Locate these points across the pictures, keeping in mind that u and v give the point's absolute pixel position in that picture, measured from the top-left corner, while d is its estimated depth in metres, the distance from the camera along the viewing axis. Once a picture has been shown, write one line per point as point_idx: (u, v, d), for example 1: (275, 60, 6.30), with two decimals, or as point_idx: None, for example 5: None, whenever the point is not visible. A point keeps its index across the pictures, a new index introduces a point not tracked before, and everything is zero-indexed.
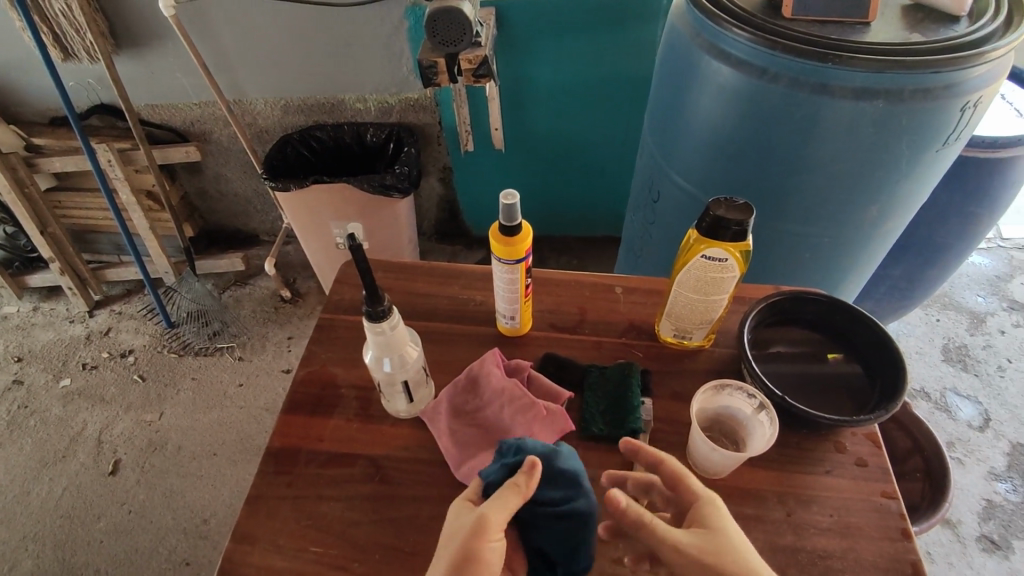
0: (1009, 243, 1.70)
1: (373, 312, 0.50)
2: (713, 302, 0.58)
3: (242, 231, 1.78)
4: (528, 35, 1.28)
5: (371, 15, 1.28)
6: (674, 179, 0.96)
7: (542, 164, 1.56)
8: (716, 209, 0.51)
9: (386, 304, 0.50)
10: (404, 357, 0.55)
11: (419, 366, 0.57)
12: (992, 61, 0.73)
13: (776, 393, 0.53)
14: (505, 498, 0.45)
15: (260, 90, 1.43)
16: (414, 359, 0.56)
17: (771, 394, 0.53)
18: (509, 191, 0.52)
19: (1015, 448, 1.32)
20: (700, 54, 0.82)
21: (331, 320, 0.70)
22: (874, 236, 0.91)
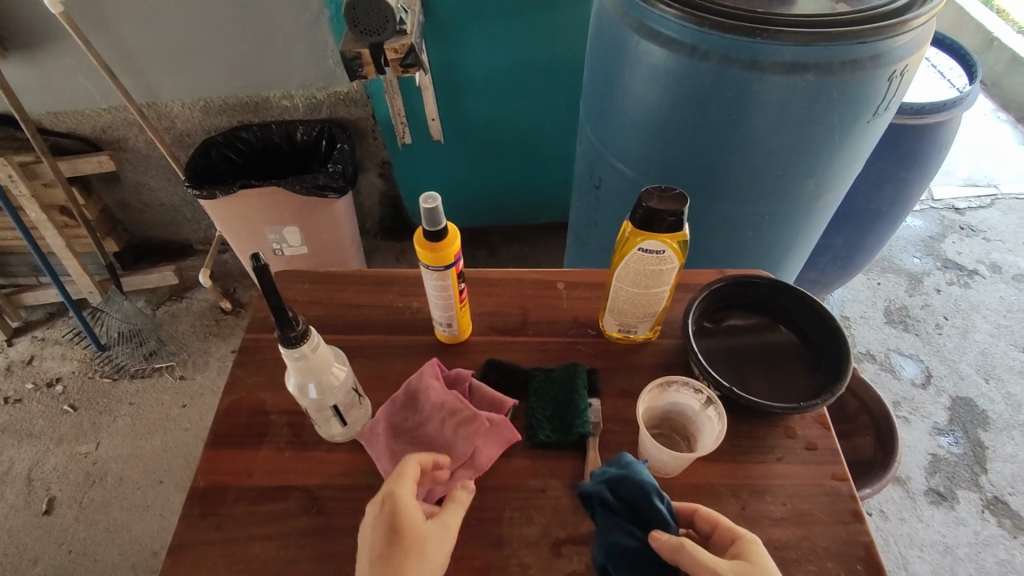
0: (940, 204, 1.76)
1: (287, 336, 0.46)
2: (654, 295, 0.56)
3: (172, 241, 1.68)
4: (456, 20, 1.23)
5: (288, 5, 1.20)
6: (614, 164, 0.94)
7: (483, 152, 1.52)
8: (648, 201, 0.48)
9: (301, 328, 0.46)
10: (330, 380, 0.51)
11: (350, 387, 0.53)
12: (916, 29, 0.72)
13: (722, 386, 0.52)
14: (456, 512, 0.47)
15: (175, 91, 1.33)
16: (342, 380, 0.52)
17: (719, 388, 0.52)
18: (430, 194, 0.49)
19: (955, 402, 1.37)
20: (629, 33, 0.79)
21: (256, 340, 0.65)
22: (814, 208, 0.91)
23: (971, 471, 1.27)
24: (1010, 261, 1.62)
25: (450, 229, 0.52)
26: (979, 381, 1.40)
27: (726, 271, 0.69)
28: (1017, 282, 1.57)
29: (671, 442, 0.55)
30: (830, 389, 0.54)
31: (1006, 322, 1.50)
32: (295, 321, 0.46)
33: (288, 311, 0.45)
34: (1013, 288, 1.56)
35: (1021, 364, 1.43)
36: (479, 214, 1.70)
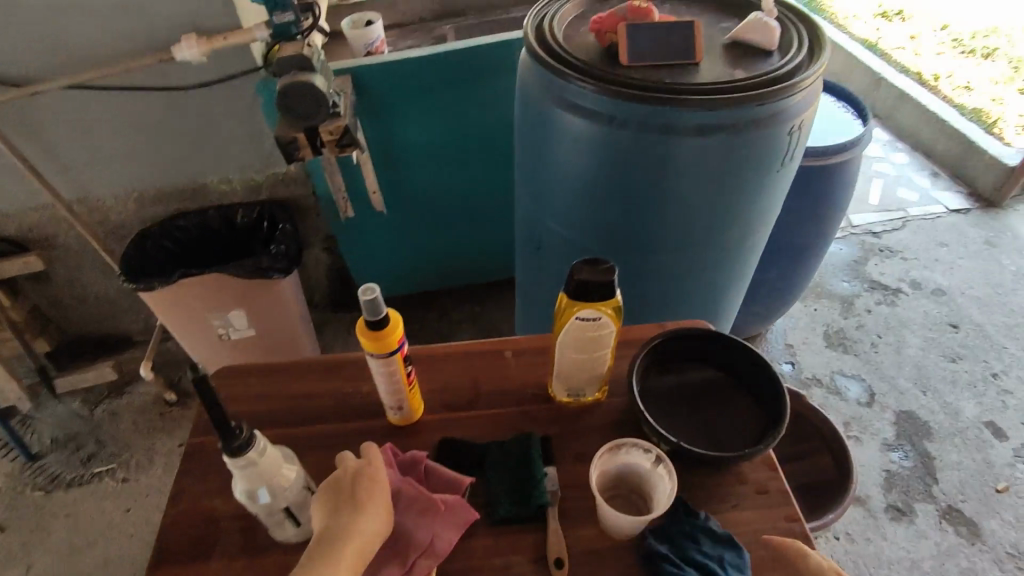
0: (860, 229, 1.88)
1: (231, 446, 0.46)
2: (597, 358, 0.58)
3: (110, 335, 1.60)
4: (389, 97, 1.28)
5: (222, 94, 1.22)
6: (552, 226, 0.97)
7: (427, 219, 1.55)
8: (579, 274, 0.51)
9: (245, 433, 0.46)
10: (281, 482, 0.49)
11: (302, 485, 0.52)
12: (806, 89, 0.80)
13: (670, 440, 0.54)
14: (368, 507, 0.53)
15: (106, 184, 1.31)
16: (293, 480, 0.50)
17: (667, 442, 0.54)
18: (368, 285, 0.50)
19: (900, 417, 1.44)
20: (552, 107, 0.84)
21: (200, 443, 0.62)
22: (741, 253, 0.97)
23: (924, 483, 1.32)
24: (928, 277, 1.74)
25: (391, 316, 0.53)
26: (918, 394, 1.48)
27: (665, 325, 0.72)
28: (936, 296, 1.69)
29: (631, 507, 0.56)
30: (771, 433, 0.57)
31: (933, 335, 1.60)
32: (239, 426, 0.46)
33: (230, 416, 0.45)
34: (934, 302, 1.67)
35: (951, 373, 1.52)
36: (428, 279, 1.71)
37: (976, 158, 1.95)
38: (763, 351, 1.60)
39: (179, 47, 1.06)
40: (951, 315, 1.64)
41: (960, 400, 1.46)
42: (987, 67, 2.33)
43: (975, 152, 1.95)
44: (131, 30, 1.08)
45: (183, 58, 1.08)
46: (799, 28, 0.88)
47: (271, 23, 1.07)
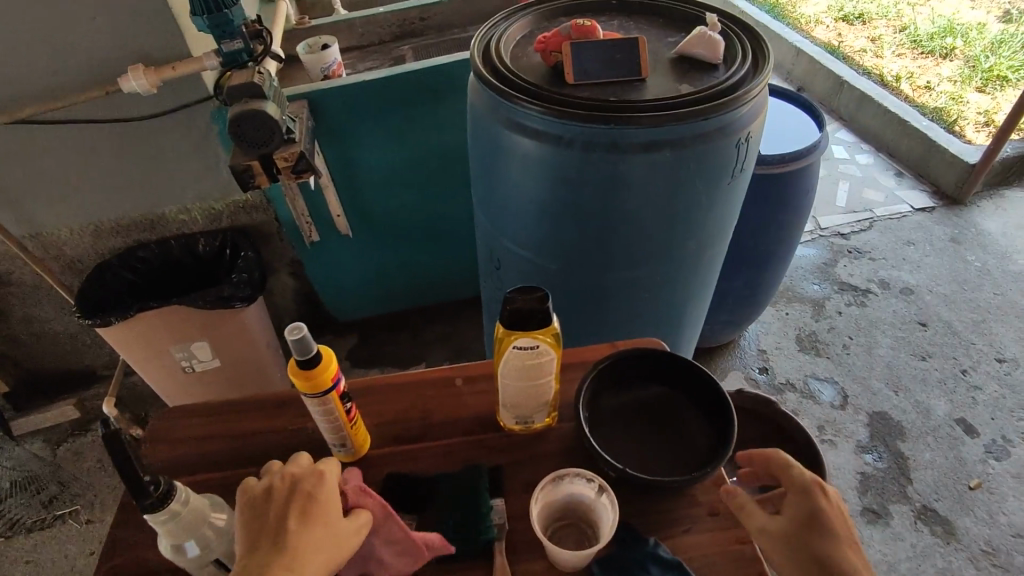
0: (828, 231, 1.90)
1: (148, 502, 0.44)
2: (541, 385, 0.57)
3: (73, 371, 1.56)
4: (347, 119, 1.27)
5: (176, 123, 1.21)
6: (510, 246, 0.97)
7: (394, 240, 1.54)
8: (511, 301, 0.50)
9: (163, 485, 0.45)
10: (208, 533, 0.48)
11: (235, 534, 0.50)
12: (751, 100, 0.80)
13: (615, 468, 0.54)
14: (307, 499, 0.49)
15: (60, 218, 1.29)
16: (224, 528, 0.49)
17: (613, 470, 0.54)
18: (295, 324, 0.49)
19: (873, 418, 1.44)
20: (500, 128, 0.83)
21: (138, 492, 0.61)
22: (700, 265, 0.96)
23: (898, 484, 1.32)
24: (896, 276, 1.76)
25: (323, 353, 0.52)
26: (890, 394, 1.48)
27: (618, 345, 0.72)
28: (905, 295, 1.71)
29: (579, 541, 0.54)
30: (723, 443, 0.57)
31: (903, 334, 1.61)
32: (155, 481, 0.45)
33: (143, 470, 0.43)
34: (902, 301, 1.69)
35: (922, 371, 1.53)
36: (400, 299, 1.69)
37: (937, 156, 1.99)
38: (736, 358, 1.60)
39: (126, 79, 1.05)
40: (919, 314, 1.66)
41: (931, 398, 1.47)
42: (945, 67, 2.38)
43: (936, 150, 1.99)
44: (76, 63, 1.07)
45: (130, 89, 1.06)
46: (744, 40, 0.88)
47: (220, 51, 1.05)
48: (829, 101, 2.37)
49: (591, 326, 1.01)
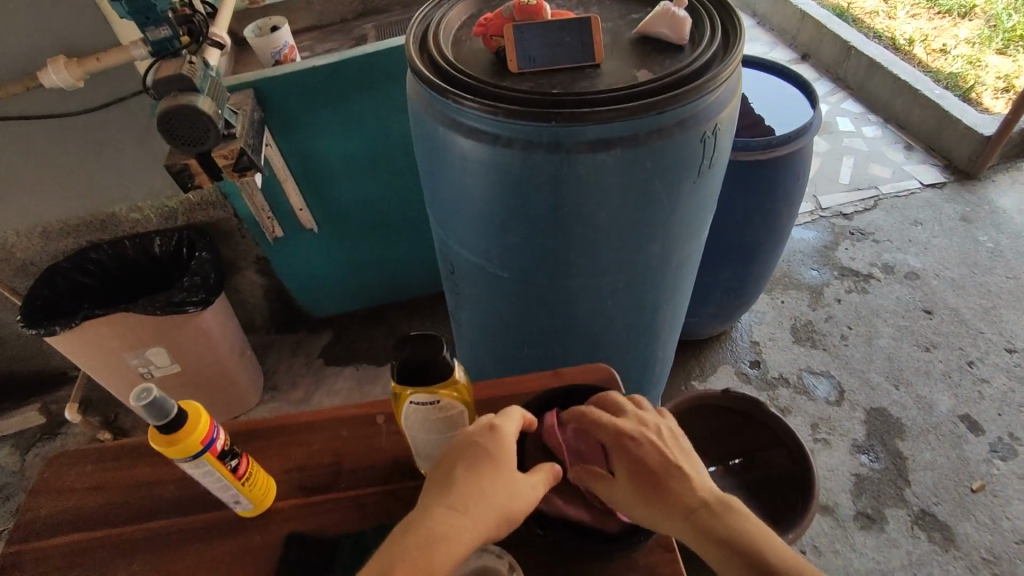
0: (829, 212, 1.78)
1: None
2: (454, 437, 0.53)
3: (42, 374, 1.52)
4: (301, 111, 1.18)
5: (113, 117, 1.13)
6: (461, 253, 0.89)
7: (363, 235, 1.47)
8: (398, 356, 0.47)
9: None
10: None
11: None
12: (718, 88, 0.70)
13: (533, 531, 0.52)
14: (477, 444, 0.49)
15: (7, 222, 1.22)
16: None
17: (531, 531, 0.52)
18: (143, 386, 0.46)
19: (870, 415, 1.36)
20: (437, 125, 0.74)
21: (17, 553, 0.58)
22: (668, 269, 0.88)
23: (895, 486, 1.24)
24: (901, 260, 1.65)
25: (189, 412, 0.48)
26: (890, 389, 1.40)
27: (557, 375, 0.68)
28: (910, 281, 1.60)
29: None
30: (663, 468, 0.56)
31: (905, 323, 1.51)
32: None
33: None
34: (906, 287, 1.59)
35: (925, 364, 1.43)
36: (375, 293, 1.62)
37: (950, 128, 1.85)
38: (728, 351, 1.52)
39: (46, 72, 0.97)
40: (925, 301, 1.55)
41: (933, 393, 1.38)
42: (964, 28, 2.21)
43: (949, 121, 1.85)
44: None
45: (51, 84, 0.98)
46: (714, 15, 0.78)
47: (147, 39, 0.94)
48: (835, 69, 2.22)
49: (552, 335, 0.94)
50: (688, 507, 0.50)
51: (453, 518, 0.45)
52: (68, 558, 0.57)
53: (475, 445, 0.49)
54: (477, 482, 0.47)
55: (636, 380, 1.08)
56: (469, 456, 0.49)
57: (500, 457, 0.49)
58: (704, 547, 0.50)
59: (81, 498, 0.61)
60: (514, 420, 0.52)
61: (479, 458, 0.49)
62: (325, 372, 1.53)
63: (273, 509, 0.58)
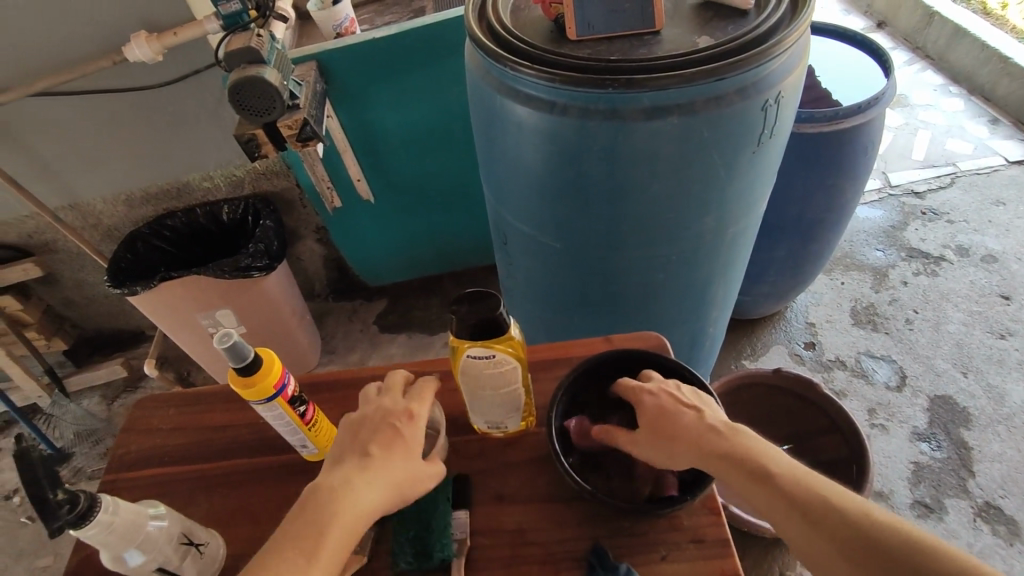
0: (899, 190, 1.69)
1: (70, 518, 0.45)
2: (508, 393, 0.55)
3: (124, 330, 1.64)
4: (362, 84, 1.21)
5: (189, 89, 1.19)
6: (514, 223, 0.90)
7: (417, 206, 1.50)
8: (455, 311, 0.49)
9: (85, 499, 0.46)
10: (150, 537, 0.49)
11: (177, 533, 0.52)
12: (783, 54, 0.68)
13: (585, 488, 0.53)
14: (396, 415, 0.53)
15: (94, 189, 1.32)
16: (165, 532, 0.50)
17: (583, 489, 0.53)
18: (225, 331, 0.49)
19: (934, 402, 1.30)
20: (493, 94, 0.75)
21: (111, 482, 0.64)
22: (724, 242, 0.86)
23: (957, 476, 1.20)
24: (977, 242, 1.55)
25: (264, 359, 0.52)
26: (957, 375, 1.33)
27: (608, 343, 0.69)
28: (986, 264, 1.51)
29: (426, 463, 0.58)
30: None
31: (979, 309, 1.43)
32: (72, 500, 0.45)
33: (58, 488, 0.44)
34: (982, 271, 1.50)
35: (997, 352, 1.36)
36: (428, 263, 1.66)
37: None
38: (782, 331, 1.48)
39: (129, 46, 1.03)
40: (1001, 286, 1.46)
41: (1006, 382, 1.31)
42: None
43: None
44: (86, 30, 1.06)
45: (134, 58, 1.04)
46: None
47: (219, 14, 0.99)
48: (914, 37, 2.08)
49: (602, 305, 0.94)
50: (717, 450, 0.51)
51: (364, 493, 0.49)
52: (155, 488, 0.63)
53: (390, 428, 0.52)
54: (391, 460, 0.51)
55: (687, 354, 1.08)
56: (383, 434, 0.52)
57: (411, 438, 0.53)
58: (755, 493, 0.50)
59: (169, 437, 0.67)
60: (427, 406, 0.56)
61: (395, 442, 0.52)
62: (380, 339, 1.58)
63: None
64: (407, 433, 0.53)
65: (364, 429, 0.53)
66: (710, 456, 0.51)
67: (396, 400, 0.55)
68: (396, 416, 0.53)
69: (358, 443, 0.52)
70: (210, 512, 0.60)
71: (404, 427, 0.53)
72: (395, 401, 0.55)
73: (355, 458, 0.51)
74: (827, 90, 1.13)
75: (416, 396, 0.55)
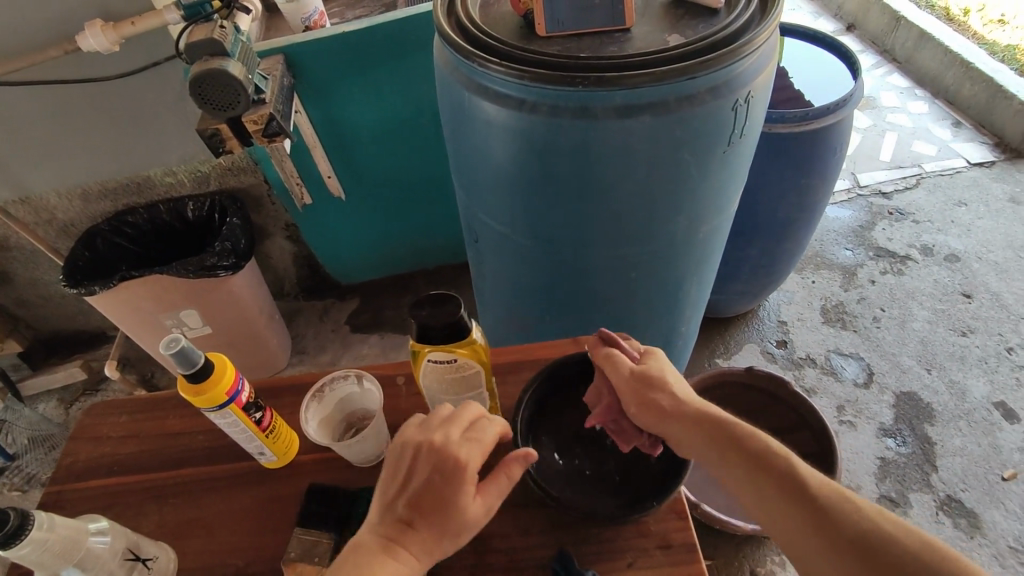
0: (867, 190, 1.72)
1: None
2: (471, 398, 0.54)
3: (83, 331, 1.58)
4: (331, 79, 1.19)
5: (148, 82, 1.15)
6: (485, 222, 0.88)
7: (389, 204, 1.48)
8: (413, 314, 0.47)
9: (15, 518, 0.43)
10: (90, 555, 0.47)
11: (121, 549, 0.50)
12: (753, 53, 0.68)
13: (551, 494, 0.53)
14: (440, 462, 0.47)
15: (49, 184, 1.26)
16: (106, 549, 0.48)
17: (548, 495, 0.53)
18: (172, 336, 0.48)
19: (899, 399, 1.33)
20: (462, 91, 0.74)
21: (57, 493, 0.61)
22: (695, 241, 0.86)
23: (921, 471, 1.22)
24: (941, 241, 1.59)
25: (215, 363, 0.50)
26: (922, 372, 1.36)
27: (577, 345, 0.68)
28: (949, 263, 1.54)
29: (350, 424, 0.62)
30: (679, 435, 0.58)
31: (942, 306, 1.47)
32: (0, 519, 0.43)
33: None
34: (946, 270, 1.53)
35: (960, 349, 1.39)
36: (401, 261, 1.64)
37: (1002, 104, 1.75)
38: (753, 329, 1.50)
39: (83, 35, 0.98)
40: (964, 284, 1.50)
41: (967, 378, 1.34)
42: None
43: (1002, 96, 1.75)
44: (37, 17, 1.02)
45: (89, 48, 1.00)
46: None
47: (180, 3, 0.96)
48: (882, 40, 2.12)
49: (574, 306, 0.94)
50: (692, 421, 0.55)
51: (401, 566, 0.45)
52: (104, 499, 0.60)
53: (432, 480, 0.47)
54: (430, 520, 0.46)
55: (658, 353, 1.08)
56: (429, 485, 0.47)
57: (455, 490, 0.47)
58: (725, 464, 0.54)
59: (121, 445, 0.64)
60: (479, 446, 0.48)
61: (435, 497, 0.47)
62: (351, 338, 1.56)
63: (295, 462, 0.61)
64: (447, 484, 0.47)
65: (411, 471, 0.48)
66: (705, 434, 0.54)
67: (448, 436, 0.48)
68: (437, 465, 0.47)
69: (402, 492, 0.48)
70: (161, 524, 0.58)
71: (444, 479, 0.47)
72: (447, 440, 0.48)
73: (398, 513, 0.47)
74: (796, 91, 1.14)
75: (470, 437, 0.48)
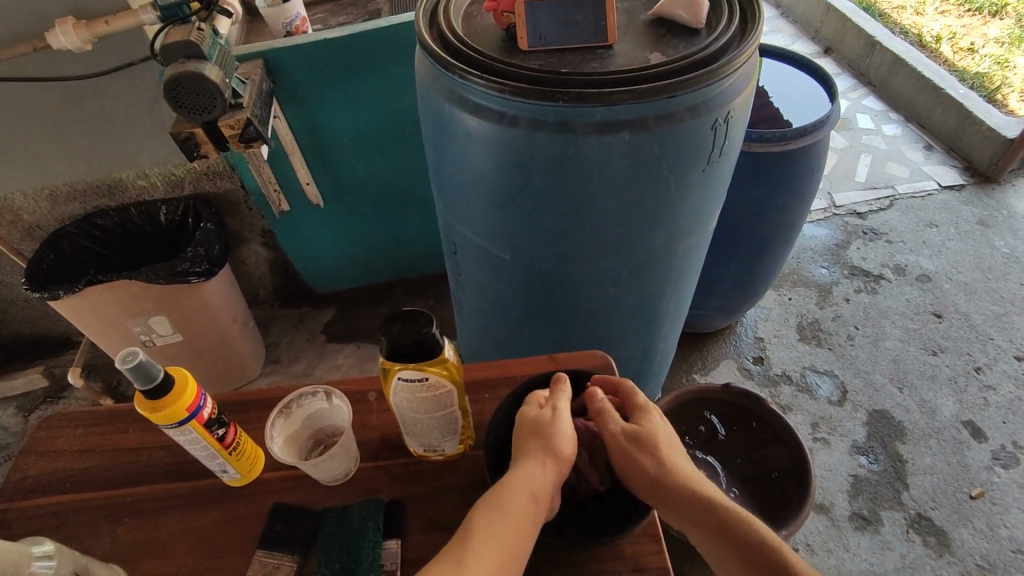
0: (842, 210, 1.75)
1: None
2: (444, 417, 0.53)
3: (47, 336, 1.53)
4: (312, 86, 1.17)
5: (122, 81, 1.12)
6: (463, 233, 0.88)
7: (369, 212, 1.46)
8: (384, 332, 0.46)
9: None
10: None
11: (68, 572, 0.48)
12: (732, 74, 0.68)
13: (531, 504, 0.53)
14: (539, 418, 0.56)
15: (13, 182, 1.22)
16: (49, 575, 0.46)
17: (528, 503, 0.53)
18: (130, 350, 0.46)
19: (873, 416, 1.34)
20: (443, 101, 0.73)
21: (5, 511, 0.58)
22: (675, 257, 0.86)
23: (893, 489, 1.23)
24: (913, 261, 1.62)
25: (177, 378, 0.49)
26: (893, 391, 1.38)
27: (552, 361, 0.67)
28: (921, 283, 1.57)
29: (318, 443, 0.60)
30: None
31: (914, 325, 1.49)
32: None
33: None
34: (917, 290, 1.56)
35: (931, 367, 1.42)
36: (380, 269, 1.62)
37: (972, 128, 1.80)
38: (730, 346, 1.50)
39: (53, 34, 0.96)
40: (934, 304, 1.53)
41: (938, 398, 1.36)
42: (993, 27, 2.16)
43: (971, 121, 1.80)
44: (5, 14, 0.99)
45: (59, 46, 0.97)
46: None
47: (157, 4, 0.93)
48: (858, 64, 2.17)
49: (552, 320, 0.93)
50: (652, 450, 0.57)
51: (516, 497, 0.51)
52: (57, 519, 0.58)
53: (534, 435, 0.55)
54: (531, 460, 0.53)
55: (636, 368, 1.08)
56: (525, 450, 0.54)
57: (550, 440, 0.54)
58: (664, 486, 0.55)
59: (77, 461, 0.61)
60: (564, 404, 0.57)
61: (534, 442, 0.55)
62: (327, 348, 1.53)
63: (260, 480, 0.59)
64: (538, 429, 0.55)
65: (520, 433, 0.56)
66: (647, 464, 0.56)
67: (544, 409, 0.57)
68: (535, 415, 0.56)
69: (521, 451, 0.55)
70: (116, 547, 0.55)
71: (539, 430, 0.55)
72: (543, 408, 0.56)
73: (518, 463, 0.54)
74: (774, 112, 1.16)
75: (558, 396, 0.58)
